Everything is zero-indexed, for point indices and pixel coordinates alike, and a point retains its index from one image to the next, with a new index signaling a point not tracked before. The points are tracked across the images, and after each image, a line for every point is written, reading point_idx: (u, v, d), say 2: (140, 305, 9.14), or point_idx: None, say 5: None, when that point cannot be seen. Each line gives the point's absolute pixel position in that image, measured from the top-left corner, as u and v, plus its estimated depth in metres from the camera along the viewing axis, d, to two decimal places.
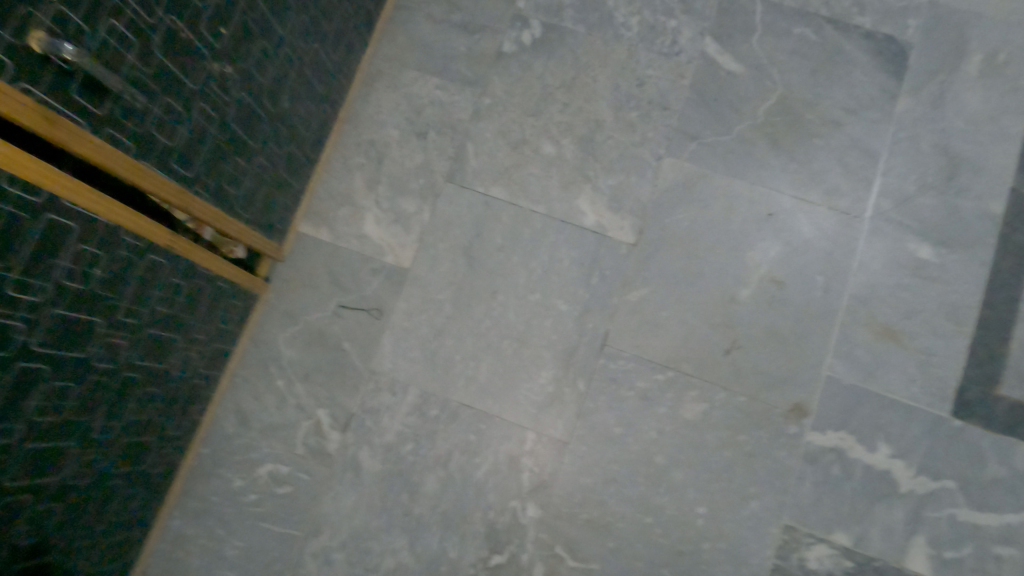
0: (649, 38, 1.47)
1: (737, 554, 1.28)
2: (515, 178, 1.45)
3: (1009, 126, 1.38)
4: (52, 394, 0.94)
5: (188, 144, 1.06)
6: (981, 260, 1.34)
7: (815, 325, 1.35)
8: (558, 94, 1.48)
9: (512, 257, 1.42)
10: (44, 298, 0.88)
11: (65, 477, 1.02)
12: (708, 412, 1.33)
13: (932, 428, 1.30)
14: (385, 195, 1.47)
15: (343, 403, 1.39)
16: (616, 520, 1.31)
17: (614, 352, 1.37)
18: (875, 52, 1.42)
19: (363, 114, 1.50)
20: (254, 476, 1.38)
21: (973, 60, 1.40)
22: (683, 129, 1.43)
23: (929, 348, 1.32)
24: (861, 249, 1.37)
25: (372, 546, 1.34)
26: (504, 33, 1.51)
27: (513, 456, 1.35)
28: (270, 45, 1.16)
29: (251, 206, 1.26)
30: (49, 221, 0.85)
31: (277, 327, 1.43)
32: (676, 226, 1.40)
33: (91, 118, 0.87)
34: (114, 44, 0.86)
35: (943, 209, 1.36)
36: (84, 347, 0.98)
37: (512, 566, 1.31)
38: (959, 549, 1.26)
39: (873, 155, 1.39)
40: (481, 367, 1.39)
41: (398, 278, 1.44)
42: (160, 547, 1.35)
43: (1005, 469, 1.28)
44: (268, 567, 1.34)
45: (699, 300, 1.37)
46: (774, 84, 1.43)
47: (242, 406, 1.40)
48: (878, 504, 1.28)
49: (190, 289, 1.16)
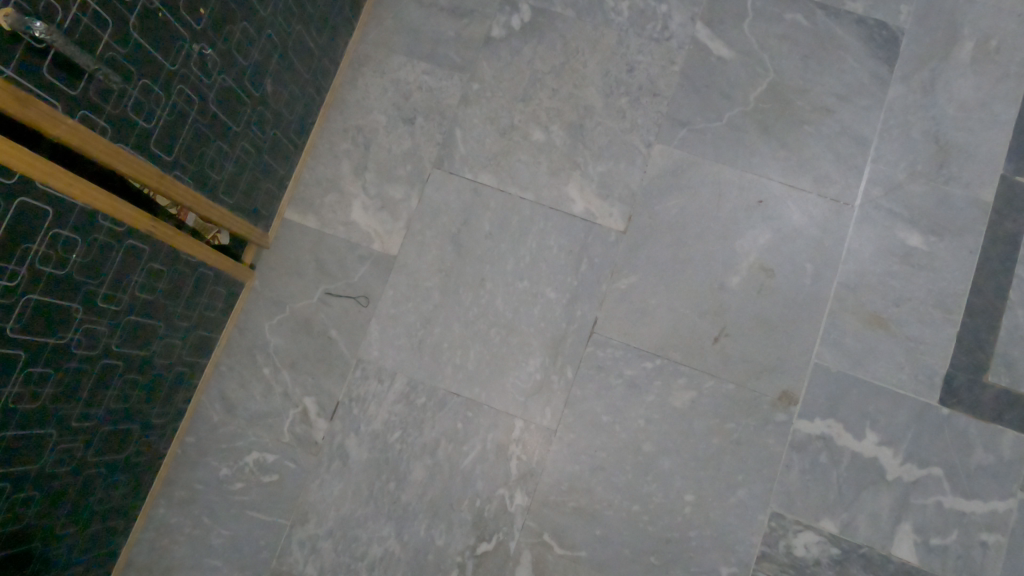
0: (639, 23, 1.46)
1: (725, 541, 1.28)
2: (504, 164, 1.44)
3: (1001, 113, 1.37)
4: (30, 379, 0.93)
5: (168, 126, 1.04)
6: (971, 247, 1.34)
7: (804, 313, 1.34)
8: (548, 79, 1.46)
9: (501, 244, 1.41)
10: (19, 282, 0.86)
11: (44, 465, 1.00)
12: (696, 399, 1.33)
13: (919, 416, 1.30)
14: (372, 181, 1.46)
15: (331, 391, 1.38)
16: (604, 507, 1.31)
17: (603, 340, 1.36)
18: (866, 38, 1.41)
19: (351, 98, 1.48)
20: (241, 464, 1.37)
21: (965, 47, 1.39)
22: (673, 115, 1.42)
23: (918, 336, 1.32)
24: (850, 237, 1.36)
25: (359, 534, 1.33)
26: (493, 18, 1.49)
27: (501, 443, 1.34)
28: (252, 26, 1.14)
29: (234, 192, 1.24)
30: (22, 204, 0.83)
31: (263, 315, 1.41)
32: (665, 213, 1.39)
33: (64, 99, 0.85)
34: (88, 23, 0.84)
35: (933, 196, 1.36)
36: (62, 333, 0.96)
37: (500, 554, 1.31)
38: (945, 536, 1.26)
39: (863, 142, 1.38)
40: (469, 355, 1.38)
41: (386, 264, 1.42)
42: (145, 535, 1.34)
43: (992, 456, 1.28)
44: (255, 555, 1.33)
45: (688, 287, 1.37)
46: (765, 70, 1.42)
47: (229, 393, 1.39)
48: (866, 492, 1.28)
49: (171, 274, 1.14)
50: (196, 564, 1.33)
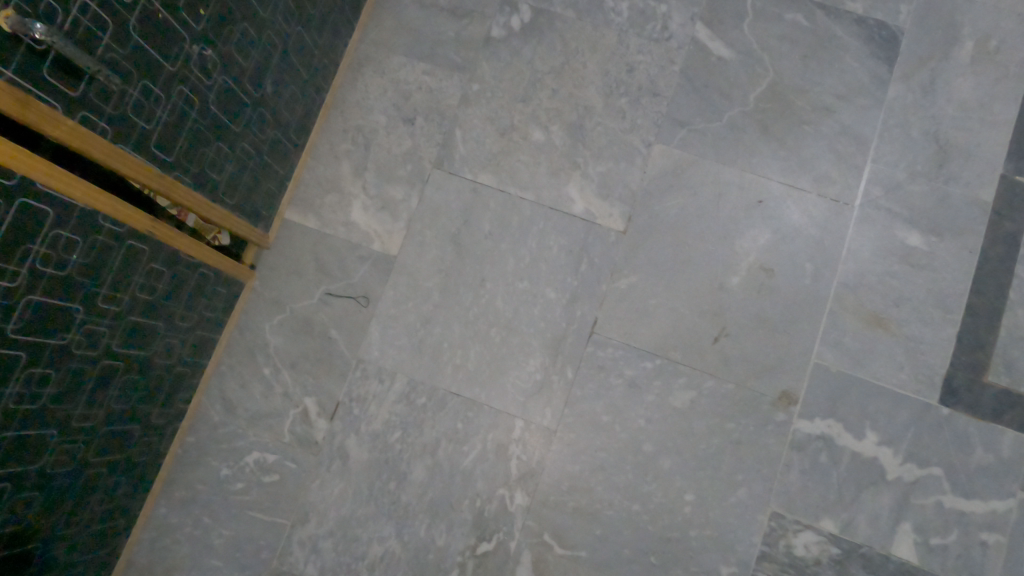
0: (639, 23, 1.46)
1: (724, 541, 1.28)
2: (503, 165, 1.44)
3: (1000, 113, 1.37)
4: (30, 380, 0.93)
5: (168, 127, 1.04)
6: (971, 247, 1.34)
7: (804, 313, 1.34)
8: (548, 80, 1.46)
9: (501, 244, 1.41)
10: (20, 284, 0.86)
11: (45, 465, 1.01)
12: (696, 399, 1.33)
13: (919, 415, 1.30)
14: (372, 181, 1.46)
15: (331, 391, 1.39)
16: (604, 507, 1.31)
17: (603, 340, 1.36)
18: (866, 38, 1.41)
19: (351, 99, 1.48)
20: (241, 464, 1.37)
21: (965, 46, 1.39)
22: (673, 115, 1.42)
23: (918, 336, 1.32)
24: (850, 237, 1.36)
25: (359, 534, 1.33)
26: (493, 18, 1.49)
27: (501, 443, 1.35)
28: (252, 27, 1.14)
29: (234, 192, 1.24)
30: (23, 205, 0.83)
31: (263, 315, 1.42)
32: (665, 213, 1.39)
33: (64, 100, 0.85)
34: (88, 24, 0.84)
35: (933, 196, 1.36)
36: (63, 334, 0.96)
37: (500, 554, 1.31)
38: (945, 536, 1.26)
39: (863, 142, 1.38)
40: (469, 355, 1.38)
41: (386, 265, 1.42)
42: (146, 535, 1.34)
43: (992, 456, 1.28)
44: (256, 555, 1.33)
45: (688, 287, 1.37)
46: (765, 70, 1.42)
47: (229, 393, 1.39)
48: (866, 492, 1.28)
49: (172, 274, 1.14)
50: (196, 564, 1.33)
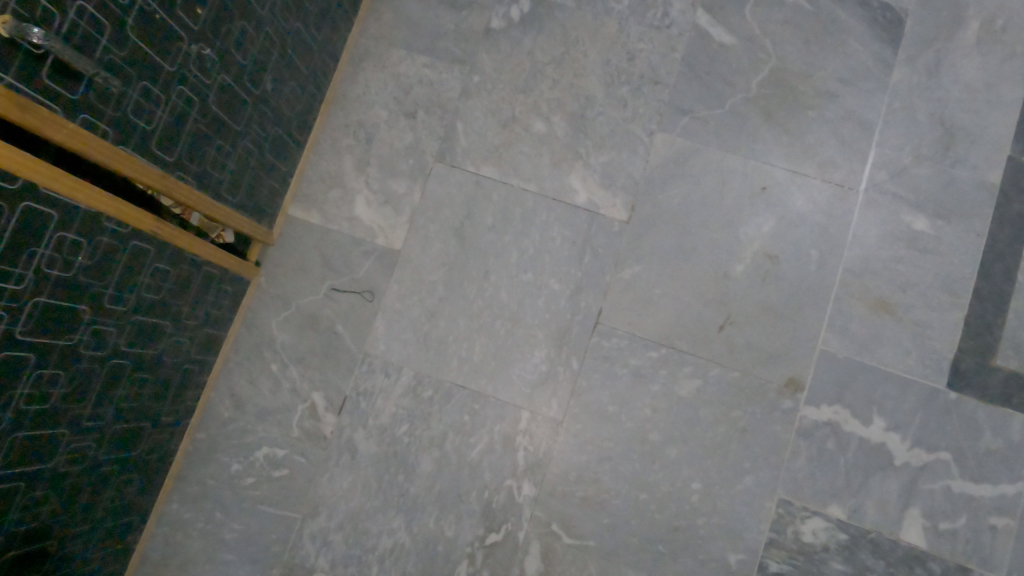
0: (639, 11, 1.45)
1: (732, 529, 1.29)
2: (505, 157, 1.44)
3: (1007, 94, 1.36)
4: (41, 380, 0.94)
5: (169, 128, 1.04)
6: (978, 230, 1.33)
7: (809, 300, 1.34)
8: (548, 70, 1.45)
9: (504, 237, 1.41)
10: (26, 286, 0.87)
11: (58, 464, 1.02)
12: (702, 388, 1.33)
13: (927, 401, 1.30)
14: (375, 175, 1.46)
15: (338, 386, 1.40)
16: (611, 497, 1.32)
17: (608, 330, 1.36)
18: (870, 21, 1.39)
19: (352, 94, 1.48)
20: (251, 460, 1.38)
21: (970, 27, 1.37)
22: (676, 103, 1.41)
23: (925, 321, 1.31)
24: (855, 222, 1.35)
25: (369, 528, 1.35)
26: (492, 9, 1.48)
27: (508, 435, 1.35)
28: (250, 24, 1.14)
29: (237, 190, 1.25)
30: (27, 208, 0.84)
31: (269, 311, 1.42)
32: (669, 202, 1.39)
33: (64, 103, 0.86)
34: (85, 28, 0.84)
35: (939, 179, 1.35)
36: (71, 335, 0.97)
37: (509, 544, 1.32)
38: (953, 520, 1.26)
39: (868, 126, 1.37)
40: (474, 348, 1.38)
41: (390, 259, 1.43)
42: (160, 531, 1.36)
43: (1001, 440, 1.28)
44: (267, 549, 1.35)
45: (693, 276, 1.36)
46: (767, 56, 1.40)
47: (237, 389, 1.41)
48: (873, 477, 1.28)
49: (177, 273, 1.15)
50: (210, 558, 1.35)
